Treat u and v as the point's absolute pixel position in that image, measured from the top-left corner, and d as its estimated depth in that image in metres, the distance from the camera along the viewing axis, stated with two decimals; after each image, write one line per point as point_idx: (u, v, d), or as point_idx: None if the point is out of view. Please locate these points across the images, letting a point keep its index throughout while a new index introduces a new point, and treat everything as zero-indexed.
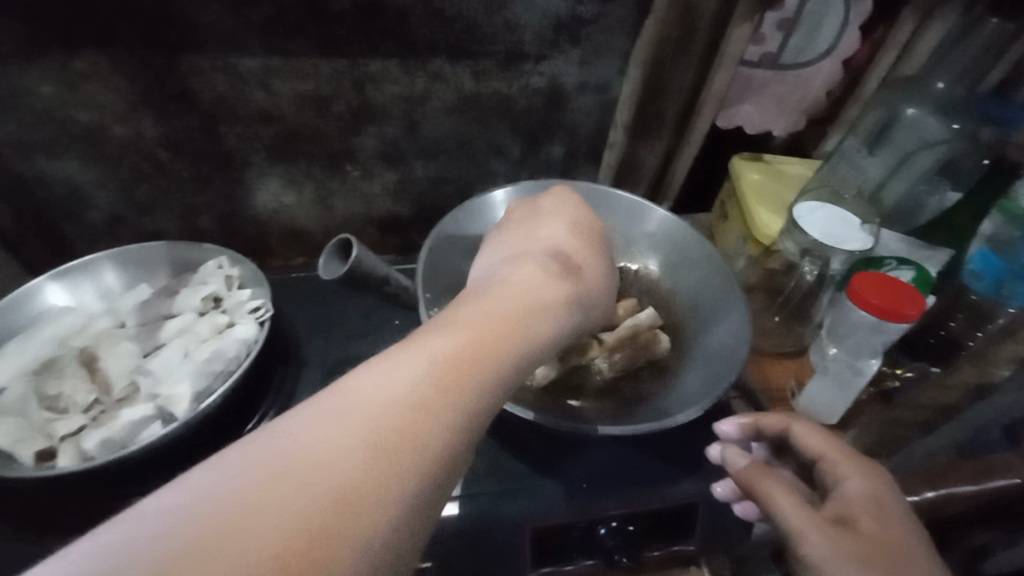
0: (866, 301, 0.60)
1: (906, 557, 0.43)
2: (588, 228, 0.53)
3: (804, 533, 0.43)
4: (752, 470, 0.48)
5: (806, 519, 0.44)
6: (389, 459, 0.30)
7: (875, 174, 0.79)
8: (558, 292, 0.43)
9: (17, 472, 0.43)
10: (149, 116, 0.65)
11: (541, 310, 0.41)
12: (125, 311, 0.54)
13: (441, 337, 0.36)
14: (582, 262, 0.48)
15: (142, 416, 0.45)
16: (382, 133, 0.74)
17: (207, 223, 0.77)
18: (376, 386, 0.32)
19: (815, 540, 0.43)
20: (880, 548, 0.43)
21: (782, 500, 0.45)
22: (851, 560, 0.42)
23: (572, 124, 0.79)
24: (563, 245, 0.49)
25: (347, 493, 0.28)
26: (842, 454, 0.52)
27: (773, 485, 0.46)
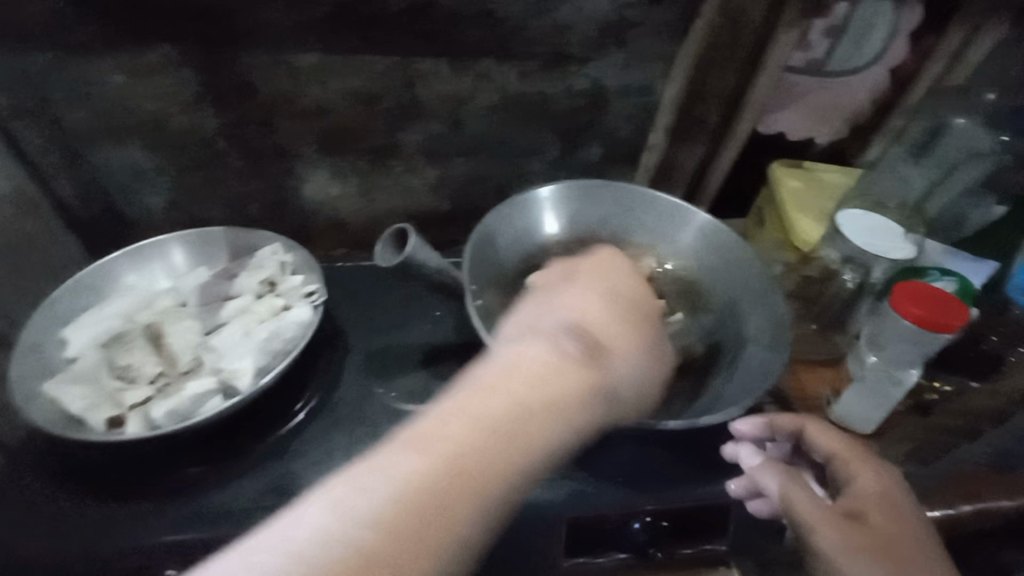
0: (906, 309, 0.59)
1: (916, 555, 0.45)
2: (625, 297, 0.48)
3: (821, 531, 0.44)
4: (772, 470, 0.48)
5: (821, 517, 0.45)
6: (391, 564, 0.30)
7: (920, 185, 0.80)
8: (582, 377, 0.40)
9: (90, 435, 0.45)
10: (209, 107, 0.68)
11: (564, 395, 0.38)
12: (187, 291, 0.57)
13: (444, 435, 0.34)
14: (613, 339, 0.44)
15: (205, 389, 0.48)
16: (427, 129, 0.76)
17: (255, 211, 0.80)
18: (377, 491, 0.31)
19: (830, 537, 0.44)
20: (890, 546, 0.45)
21: (801, 498, 0.46)
22: (862, 559, 0.43)
23: (613, 125, 0.80)
24: (590, 317, 0.45)
25: None
26: (854, 451, 0.52)
27: (792, 484, 0.47)
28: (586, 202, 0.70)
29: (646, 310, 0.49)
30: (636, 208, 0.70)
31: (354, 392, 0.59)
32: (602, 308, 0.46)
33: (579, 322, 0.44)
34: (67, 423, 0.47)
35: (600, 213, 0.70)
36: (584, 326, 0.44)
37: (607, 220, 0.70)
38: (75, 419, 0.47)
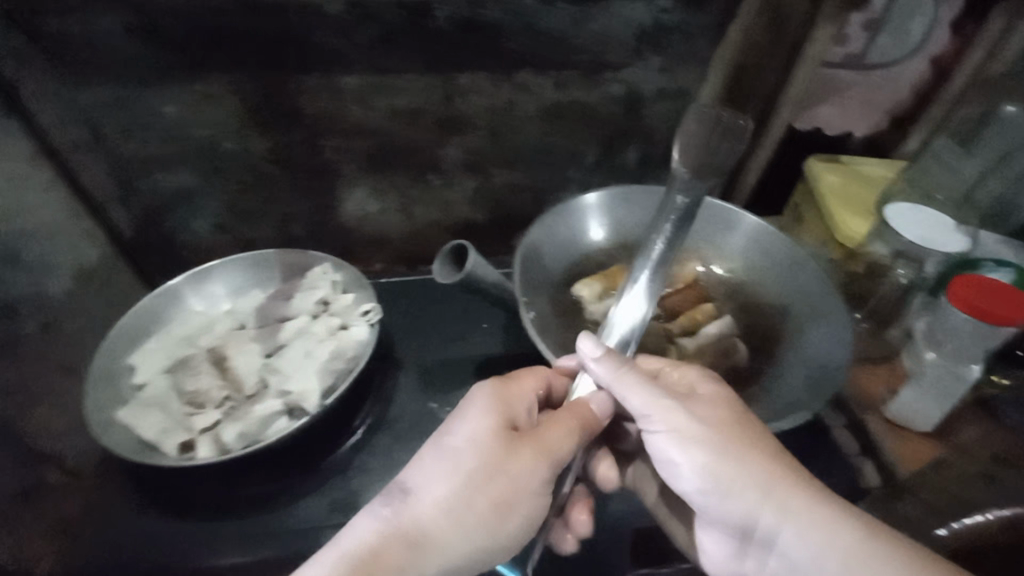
0: (970, 303, 0.57)
1: (761, 478, 0.42)
2: (495, 457, 0.43)
3: (686, 444, 0.44)
4: (632, 377, 0.46)
5: (696, 435, 0.44)
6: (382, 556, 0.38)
7: (969, 175, 0.74)
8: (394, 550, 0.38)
9: (167, 461, 0.46)
10: (256, 132, 0.70)
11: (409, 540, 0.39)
12: (244, 314, 0.58)
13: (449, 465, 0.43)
14: (427, 515, 0.41)
15: (273, 410, 0.49)
16: (465, 142, 0.76)
17: (298, 230, 0.82)
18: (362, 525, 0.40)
19: (698, 454, 0.44)
20: (718, 427, 0.44)
21: (654, 409, 0.46)
22: (744, 489, 0.42)
23: (650, 130, 0.80)
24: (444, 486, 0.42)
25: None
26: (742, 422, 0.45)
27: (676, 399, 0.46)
28: (628, 207, 0.70)
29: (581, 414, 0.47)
30: None
31: (411, 408, 0.60)
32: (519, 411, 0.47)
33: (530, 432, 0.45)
34: (143, 450, 0.48)
35: (642, 218, 0.70)
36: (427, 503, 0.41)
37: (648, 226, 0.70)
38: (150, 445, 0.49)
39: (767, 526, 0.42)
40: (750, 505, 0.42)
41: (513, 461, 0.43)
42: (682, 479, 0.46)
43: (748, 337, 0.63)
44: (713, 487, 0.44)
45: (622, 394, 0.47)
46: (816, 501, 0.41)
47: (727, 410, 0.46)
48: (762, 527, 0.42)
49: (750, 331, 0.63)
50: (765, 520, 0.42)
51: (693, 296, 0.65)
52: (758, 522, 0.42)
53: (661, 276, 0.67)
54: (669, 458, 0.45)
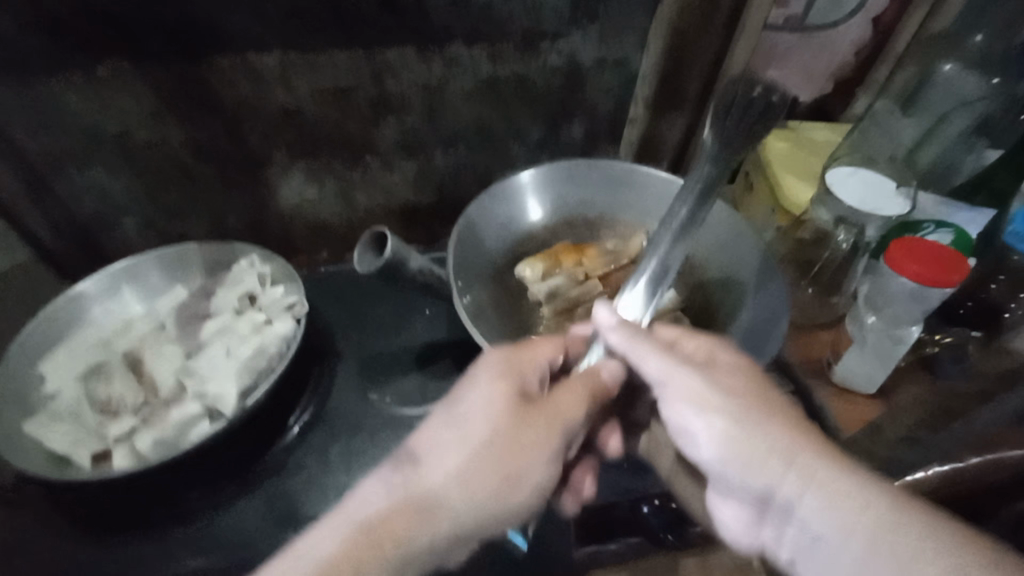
0: (904, 268, 0.57)
1: (785, 447, 0.38)
2: (505, 422, 0.41)
3: (701, 409, 0.41)
4: (646, 344, 0.44)
5: (713, 400, 0.41)
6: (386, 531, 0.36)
7: (908, 137, 0.74)
8: (401, 518, 0.37)
9: (77, 475, 0.44)
10: (173, 121, 0.65)
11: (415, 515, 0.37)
12: (164, 314, 0.56)
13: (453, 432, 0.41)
14: (436, 482, 0.39)
15: (191, 414, 0.47)
16: (401, 123, 0.73)
17: (233, 223, 0.78)
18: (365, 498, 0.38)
19: (716, 420, 0.40)
20: (739, 393, 0.41)
21: (668, 374, 0.43)
22: (766, 457, 0.38)
23: (592, 102, 0.78)
24: (453, 452, 0.40)
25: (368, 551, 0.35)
26: (762, 393, 0.42)
27: (694, 364, 0.43)
28: (569, 184, 0.68)
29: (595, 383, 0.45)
30: (621, 187, 0.68)
31: (352, 402, 0.58)
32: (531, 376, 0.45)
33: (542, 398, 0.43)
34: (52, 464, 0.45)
35: (583, 194, 0.69)
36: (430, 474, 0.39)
37: (590, 201, 0.69)
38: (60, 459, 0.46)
39: (787, 500, 0.37)
40: (772, 475, 0.38)
41: (524, 425, 0.41)
42: (699, 448, 0.41)
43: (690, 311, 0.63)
44: (731, 456, 0.40)
45: (638, 359, 0.44)
46: (845, 474, 0.36)
47: (749, 378, 0.43)
48: (778, 497, 0.38)
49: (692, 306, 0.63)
50: (784, 492, 0.37)
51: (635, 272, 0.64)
52: (778, 496, 0.38)
53: (605, 253, 0.66)
54: (684, 426, 0.42)
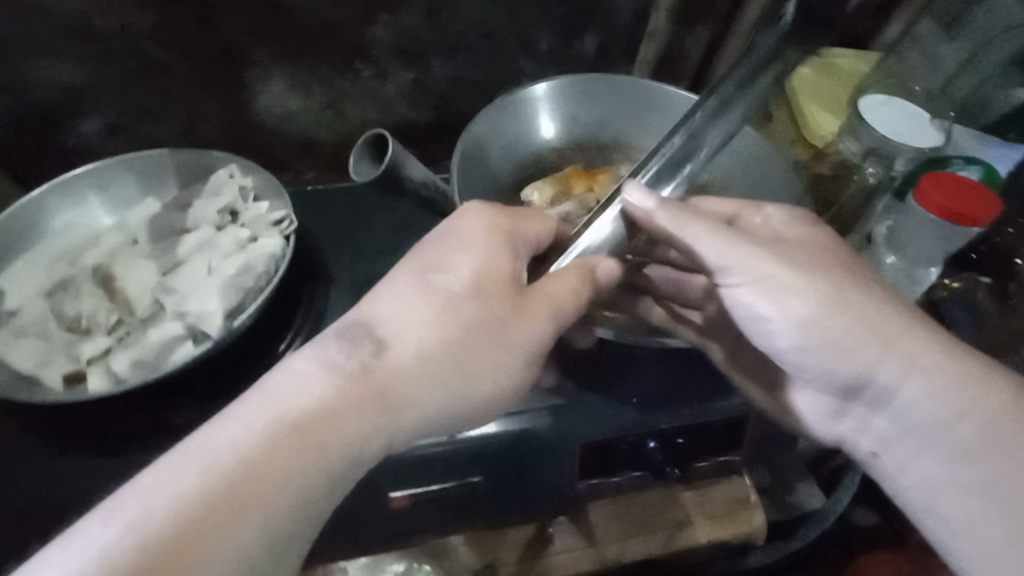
0: (930, 200, 0.56)
1: (873, 324, 0.42)
2: (472, 304, 0.39)
3: (789, 300, 0.43)
4: (728, 235, 0.44)
5: (804, 287, 0.42)
6: (324, 421, 0.33)
7: (948, 65, 0.70)
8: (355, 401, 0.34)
9: (47, 396, 0.40)
10: (134, 3, 0.57)
11: (356, 407, 0.34)
12: (135, 227, 0.50)
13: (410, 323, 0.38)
14: (393, 364, 0.36)
15: (173, 335, 0.42)
16: (397, 22, 0.65)
17: (209, 133, 0.70)
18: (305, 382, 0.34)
19: (809, 308, 0.42)
20: (826, 274, 0.43)
21: (754, 265, 0.43)
22: (862, 339, 0.42)
23: (610, 11, 0.70)
24: (412, 335, 0.37)
25: (302, 438, 0.32)
26: (851, 266, 0.44)
27: (777, 248, 0.44)
28: (585, 101, 0.62)
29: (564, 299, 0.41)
30: (641, 108, 0.62)
31: None
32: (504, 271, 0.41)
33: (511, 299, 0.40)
34: (19, 383, 0.41)
35: (599, 114, 0.63)
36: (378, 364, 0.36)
37: (606, 122, 0.63)
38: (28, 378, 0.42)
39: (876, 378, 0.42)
40: (868, 357, 0.42)
41: (483, 329, 0.38)
42: (777, 335, 0.45)
43: None
44: (819, 343, 0.43)
45: (696, 245, 0.44)
46: (940, 355, 0.41)
47: (825, 253, 0.45)
48: (875, 386, 0.43)
49: None
50: (885, 379, 0.42)
51: None
52: (873, 374, 0.42)
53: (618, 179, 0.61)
54: (761, 316, 0.44)
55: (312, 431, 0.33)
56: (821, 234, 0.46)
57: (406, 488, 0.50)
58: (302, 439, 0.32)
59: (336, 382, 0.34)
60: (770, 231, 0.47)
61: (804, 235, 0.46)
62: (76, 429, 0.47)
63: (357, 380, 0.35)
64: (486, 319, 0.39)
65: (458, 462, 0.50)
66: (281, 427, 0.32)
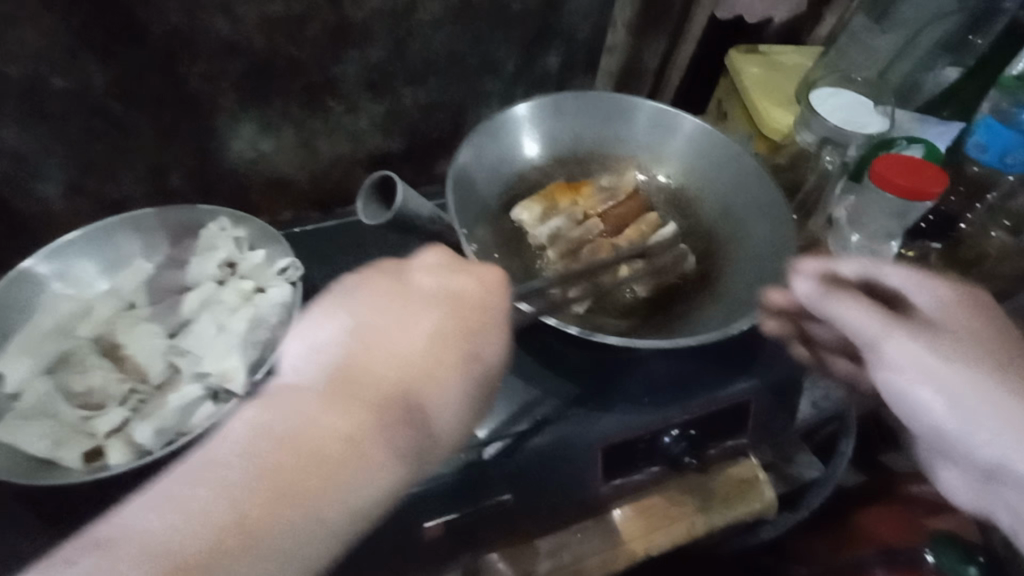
0: (891, 182, 0.59)
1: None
2: (437, 337, 0.37)
3: (945, 385, 0.35)
4: (883, 317, 0.37)
5: (960, 374, 0.34)
6: (288, 487, 0.29)
7: (885, 53, 0.75)
8: (358, 422, 0.32)
9: (67, 477, 0.39)
10: (93, 61, 0.55)
11: (323, 465, 0.30)
12: (130, 291, 0.49)
13: (367, 369, 0.35)
14: (394, 382, 0.35)
15: (192, 397, 0.42)
16: (365, 57, 0.66)
17: (179, 182, 0.69)
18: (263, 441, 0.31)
19: (960, 402, 0.34)
20: (991, 364, 0.35)
21: (914, 351, 0.36)
22: None
23: (569, 28, 0.73)
24: (370, 370, 0.35)
25: (270, 509, 0.29)
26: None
27: (937, 334, 0.36)
28: (560, 119, 0.65)
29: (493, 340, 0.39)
30: (613, 120, 0.66)
31: None
32: (459, 305, 0.39)
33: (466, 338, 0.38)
34: (32, 468, 0.40)
35: (575, 129, 0.65)
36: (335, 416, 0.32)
37: (582, 136, 0.65)
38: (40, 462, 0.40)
39: None
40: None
41: (440, 369, 0.36)
42: (967, 435, 0.34)
43: (692, 242, 0.62)
44: (1020, 446, 0.32)
45: (839, 317, 0.39)
46: None
47: (997, 347, 0.36)
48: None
49: (693, 237, 0.63)
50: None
51: (636, 207, 0.62)
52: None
53: (600, 190, 0.64)
54: (918, 406, 0.36)
55: (277, 499, 0.29)
56: (991, 323, 0.37)
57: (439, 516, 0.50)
58: (276, 506, 0.29)
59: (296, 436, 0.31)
60: (932, 314, 0.37)
61: (976, 325, 0.37)
62: (88, 511, 0.43)
63: (358, 399, 0.33)
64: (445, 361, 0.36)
65: (486, 479, 0.51)
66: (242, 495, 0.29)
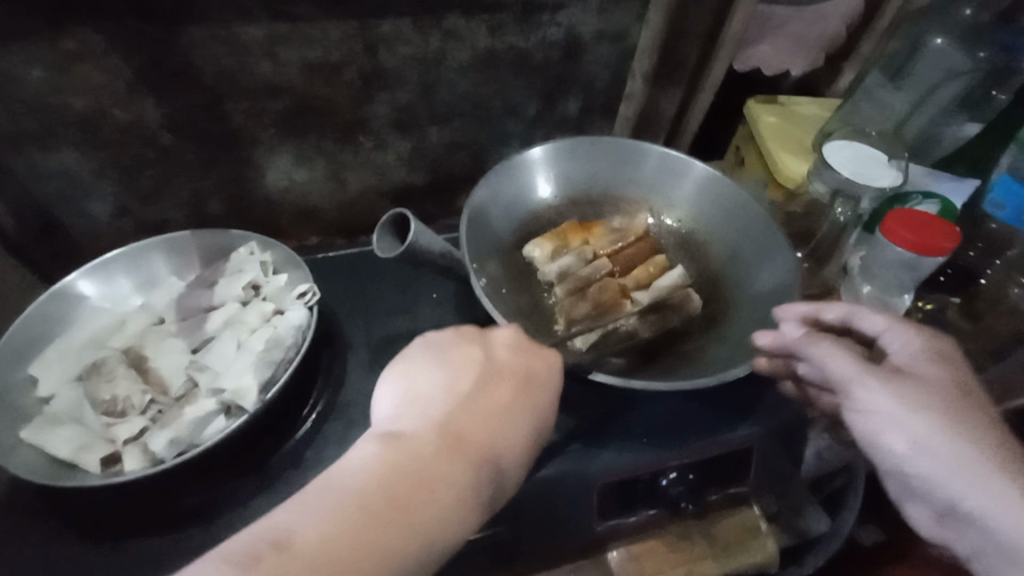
0: (898, 236, 0.60)
1: (984, 462, 0.40)
2: (508, 401, 0.42)
3: (907, 427, 0.41)
4: (859, 366, 0.44)
5: (919, 404, 0.42)
6: (393, 513, 0.34)
7: (899, 109, 0.76)
8: (456, 473, 0.37)
9: (88, 480, 0.41)
10: (148, 97, 0.60)
11: (419, 497, 0.35)
12: (161, 307, 0.52)
13: (459, 419, 0.40)
14: (484, 443, 0.40)
15: (208, 410, 0.44)
16: (394, 98, 0.70)
17: (216, 207, 0.73)
18: (372, 466, 0.36)
19: (919, 439, 0.41)
20: (947, 408, 0.42)
21: (880, 398, 0.43)
22: (970, 471, 0.40)
23: (589, 76, 0.76)
24: (453, 423, 0.40)
25: (381, 528, 0.33)
26: (977, 400, 0.43)
27: (901, 383, 0.43)
28: (575, 161, 0.68)
29: (545, 397, 0.44)
30: (627, 164, 0.68)
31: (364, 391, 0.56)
32: (531, 372, 0.44)
33: (537, 402, 0.43)
34: (57, 470, 0.42)
35: (589, 171, 0.68)
36: (423, 451, 0.38)
37: (596, 178, 0.68)
38: (64, 464, 0.43)
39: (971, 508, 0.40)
40: (945, 475, 0.40)
41: (507, 431, 0.41)
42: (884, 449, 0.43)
43: (699, 285, 0.63)
44: (927, 458, 0.41)
45: (824, 360, 0.46)
46: None
47: (956, 393, 0.43)
48: (966, 509, 0.40)
49: (701, 281, 0.64)
50: (971, 507, 0.40)
51: (644, 250, 0.65)
52: (956, 498, 0.40)
53: (612, 231, 0.66)
54: (875, 439, 0.43)
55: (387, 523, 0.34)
56: (955, 373, 0.44)
57: None
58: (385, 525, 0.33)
59: (397, 468, 0.36)
60: (902, 364, 0.45)
61: (942, 376, 0.43)
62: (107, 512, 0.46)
63: (456, 453, 0.38)
64: (519, 422, 0.42)
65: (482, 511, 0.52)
66: (354, 513, 0.33)
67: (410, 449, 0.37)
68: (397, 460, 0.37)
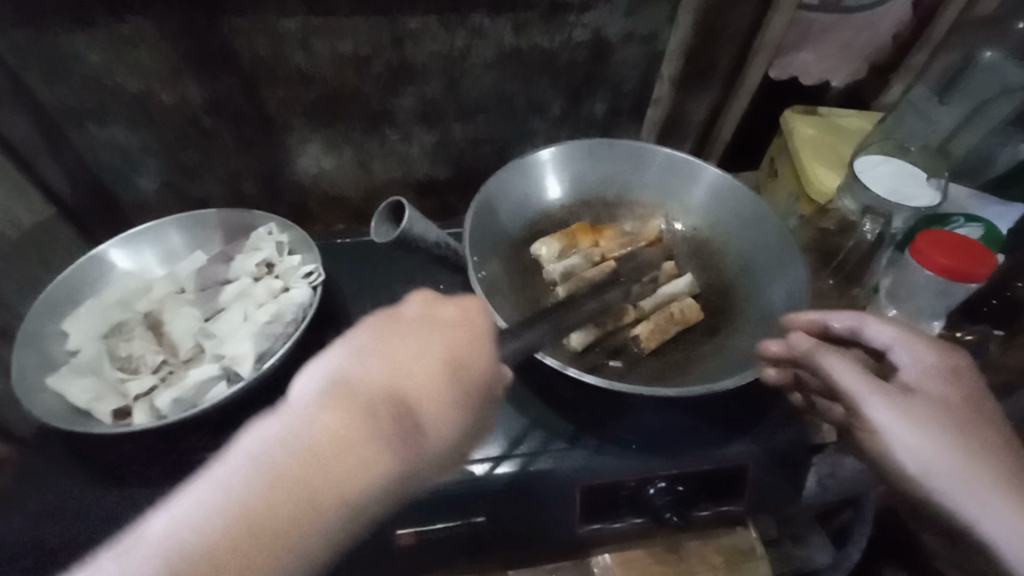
0: (931, 260, 0.56)
1: (991, 483, 0.39)
2: (430, 368, 0.39)
3: (913, 447, 0.41)
4: (869, 384, 0.43)
5: (927, 427, 0.41)
6: (290, 502, 0.32)
7: (946, 124, 0.72)
8: (352, 437, 0.35)
9: (98, 427, 0.45)
10: (192, 81, 0.65)
11: (318, 485, 0.33)
12: (184, 277, 0.56)
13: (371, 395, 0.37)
14: (396, 419, 0.37)
15: (209, 375, 0.48)
16: (420, 92, 0.72)
17: (251, 187, 0.78)
18: (274, 455, 0.33)
19: (927, 461, 0.41)
20: (952, 428, 0.41)
21: (885, 417, 0.42)
22: (975, 490, 0.40)
23: (616, 78, 0.76)
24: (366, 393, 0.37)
25: (278, 522, 0.32)
26: (988, 415, 0.42)
27: (909, 403, 0.42)
28: (590, 163, 0.67)
29: (478, 372, 0.41)
30: (642, 167, 0.67)
31: None
32: (457, 345, 0.41)
33: (462, 368, 0.40)
34: (74, 415, 0.47)
35: (604, 173, 0.68)
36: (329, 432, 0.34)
37: (611, 180, 0.68)
38: (81, 411, 0.47)
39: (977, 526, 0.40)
40: (953, 496, 0.40)
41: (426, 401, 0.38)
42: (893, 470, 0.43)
43: (708, 296, 0.62)
44: (935, 481, 0.41)
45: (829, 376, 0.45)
46: None
47: (964, 410, 0.42)
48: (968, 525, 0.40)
49: (711, 291, 0.62)
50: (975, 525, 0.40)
51: (655, 255, 0.64)
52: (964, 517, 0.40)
53: (624, 234, 0.65)
54: (884, 460, 0.43)
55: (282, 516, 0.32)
56: (965, 388, 0.43)
57: (413, 526, 0.52)
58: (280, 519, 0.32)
59: (299, 453, 0.33)
60: (910, 380, 0.44)
61: (952, 392, 0.43)
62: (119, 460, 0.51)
63: (350, 418, 0.35)
64: (435, 393, 0.38)
65: (463, 502, 0.52)
66: (250, 505, 0.32)
67: (312, 430, 0.34)
68: (296, 444, 0.34)
